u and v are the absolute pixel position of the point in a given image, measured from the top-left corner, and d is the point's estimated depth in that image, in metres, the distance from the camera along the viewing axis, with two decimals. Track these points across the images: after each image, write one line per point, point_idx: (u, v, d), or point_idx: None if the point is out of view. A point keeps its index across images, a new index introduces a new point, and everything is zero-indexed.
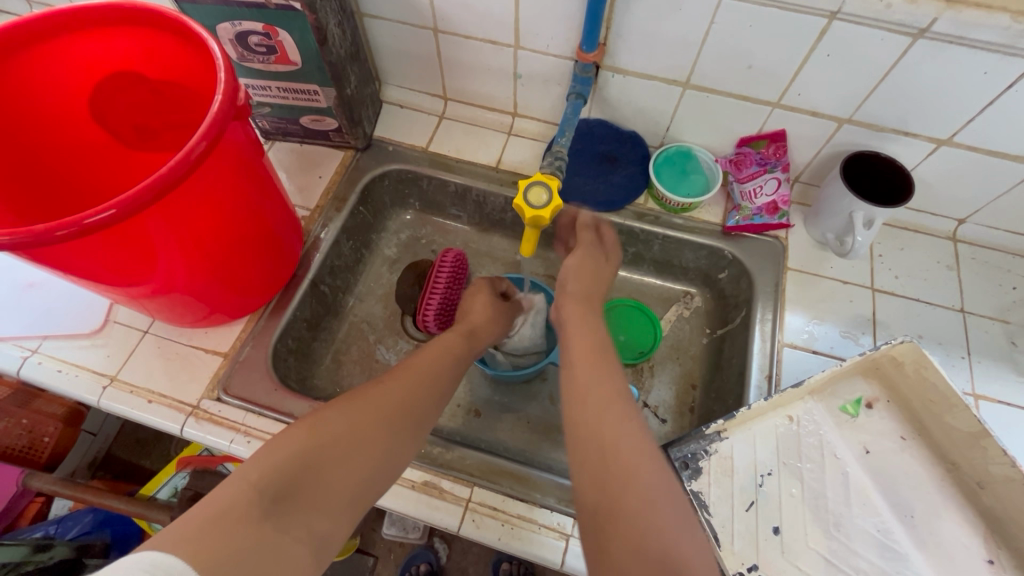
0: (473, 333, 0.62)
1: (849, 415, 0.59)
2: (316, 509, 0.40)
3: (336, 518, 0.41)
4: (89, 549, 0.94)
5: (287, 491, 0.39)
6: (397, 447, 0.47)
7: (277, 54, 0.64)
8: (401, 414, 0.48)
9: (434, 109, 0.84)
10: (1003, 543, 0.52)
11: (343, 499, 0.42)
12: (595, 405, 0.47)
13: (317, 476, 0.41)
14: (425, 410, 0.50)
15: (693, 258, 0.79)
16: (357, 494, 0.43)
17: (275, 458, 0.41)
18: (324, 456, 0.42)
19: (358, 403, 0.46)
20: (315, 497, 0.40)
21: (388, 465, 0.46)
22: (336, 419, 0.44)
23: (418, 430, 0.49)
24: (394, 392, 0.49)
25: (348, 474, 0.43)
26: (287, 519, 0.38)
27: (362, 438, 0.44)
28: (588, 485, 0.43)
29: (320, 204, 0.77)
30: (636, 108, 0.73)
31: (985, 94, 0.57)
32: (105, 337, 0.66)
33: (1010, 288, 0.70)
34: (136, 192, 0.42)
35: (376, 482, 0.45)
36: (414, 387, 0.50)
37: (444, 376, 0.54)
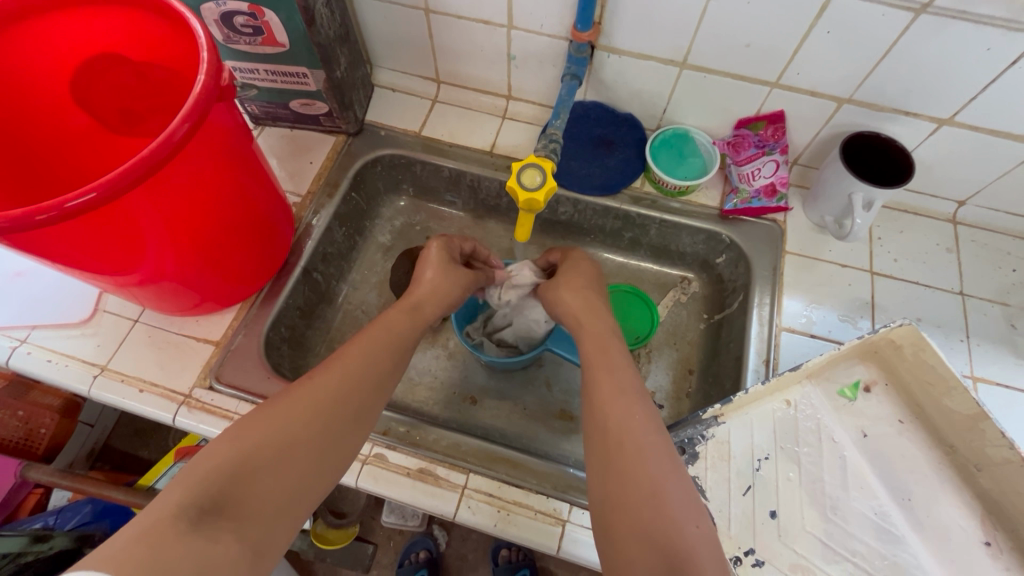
0: (418, 307, 0.59)
1: (847, 399, 0.59)
2: (253, 516, 0.37)
3: (276, 524, 0.39)
4: (88, 538, 0.94)
5: (218, 501, 0.36)
6: (337, 443, 0.44)
7: (263, 35, 0.62)
8: (338, 408, 0.45)
9: (427, 92, 0.82)
10: (1000, 525, 0.52)
11: (282, 503, 0.39)
12: (608, 389, 0.47)
13: (250, 482, 0.38)
14: (366, 401, 0.47)
15: (690, 242, 0.78)
16: (298, 496, 0.41)
17: (203, 467, 0.38)
18: (256, 462, 0.39)
19: (291, 402, 0.43)
20: (252, 503, 0.38)
21: (329, 463, 0.43)
22: (265, 422, 0.41)
23: (359, 423, 0.46)
24: (329, 386, 0.46)
25: (285, 477, 0.40)
26: (221, 529, 0.35)
27: (297, 438, 0.42)
28: (600, 470, 0.43)
29: (311, 189, 0.76)
30: (632, 90, 0.72)
31: (988, 71, 0.56)
32: (96, 326, 0.65)
33: (1010, 270, 0.70)
34: (119, 173, 0.41)
35: (319, 481, 0.42)
36: (349, 378, 0.47)
37: (388, 364, 0.51)
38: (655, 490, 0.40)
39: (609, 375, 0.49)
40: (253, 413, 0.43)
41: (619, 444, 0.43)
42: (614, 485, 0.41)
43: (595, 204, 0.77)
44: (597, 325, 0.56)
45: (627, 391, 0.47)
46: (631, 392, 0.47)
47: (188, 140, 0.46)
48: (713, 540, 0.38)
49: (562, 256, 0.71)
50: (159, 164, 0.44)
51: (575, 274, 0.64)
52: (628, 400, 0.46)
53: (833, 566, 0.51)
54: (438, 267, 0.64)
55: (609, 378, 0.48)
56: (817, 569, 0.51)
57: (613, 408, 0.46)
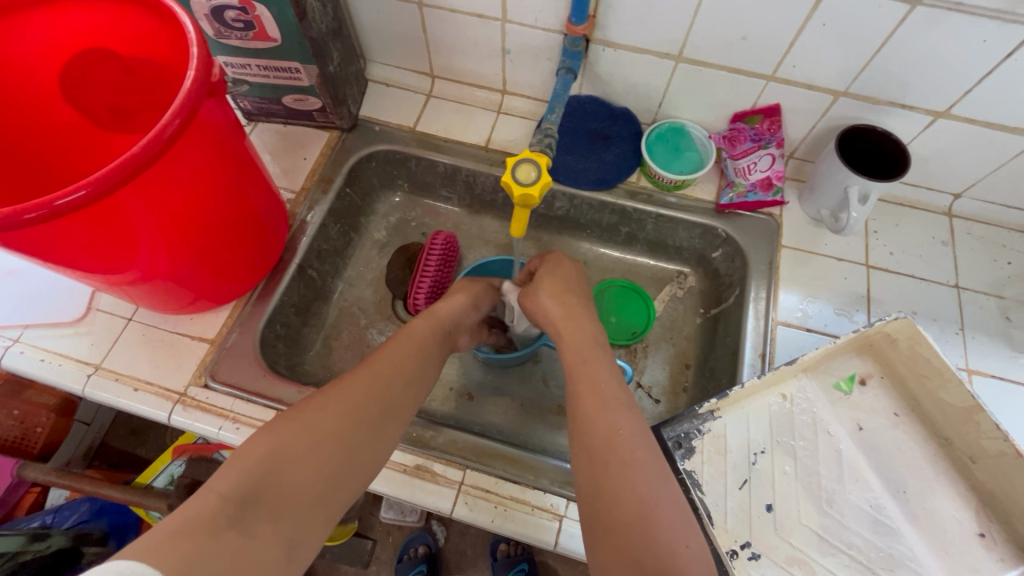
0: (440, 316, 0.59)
1: (842, 393, 0.59)
2: (290, 511, 0.38)
3: (312, 520, 0.39)
4: (87, 537, 0.94)
5: (257, 495, 0.37)
6: (371, 443, 0.44)
7: (255, 30, 0.61)
8: (372, 408, 0.45)
9: (421, 87, 0.81)
10: (994, 517, 0.53)
11: (319, 499, 0.40)
12: (593, 407, 0.46)
13: (287, 477, 0.39)
14: (398, 402, 0.48)
15: (686, 237, 0.78)
16: (335, 493, 0.41)
17: (241, 463, 0.38)
18: (294, 458, 0.40)
19: (325, 402, 0.44)
20: (288, 499, 0.38)
21: (364, 462, 0.43)
22: (301, 420, 0.42)
23: (392, 423, 0.47)
24: (362, 386, 0.46)
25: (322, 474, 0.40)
26: (258, 524, 0.36)
27: (333, 436, 0.42)
28: (591, 488, 0.43)
29: (305, 185, 0.75)
30: (628, 84, 0.71)
31: (984, 63, 0.55)
32: (89, 325, 0.64)
33: (1005, 263, 0.70)
34: (109, 170, 0.41)
35: (355, 480, 0.43)
36: (384, 378, 0.48)
37: (418, 367, 0.52)
38: (644, 514, 0.40)
39: (592, 391, 0.48)
40: (288, 413, 0.43)
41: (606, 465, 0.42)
42: (604, 508, 0.41)
43: (591, 199, 0.77)
44: (580, 335, 0.54)
45: (614, 409, 0.46)
46: (618, 409, 0.46)
47: (178, 137, 0.46)
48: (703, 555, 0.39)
49: (540, 261, 0.66)
50: (150, 162, 0.44)
51: (553, 279, 0.61)
52: (615, 417, 0.45)
53: (829, 559, 0.51)
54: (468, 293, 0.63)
55: (593, 395, 0.47)
56: (813, 562, 0.51)
57: (599, 428, 0.45)
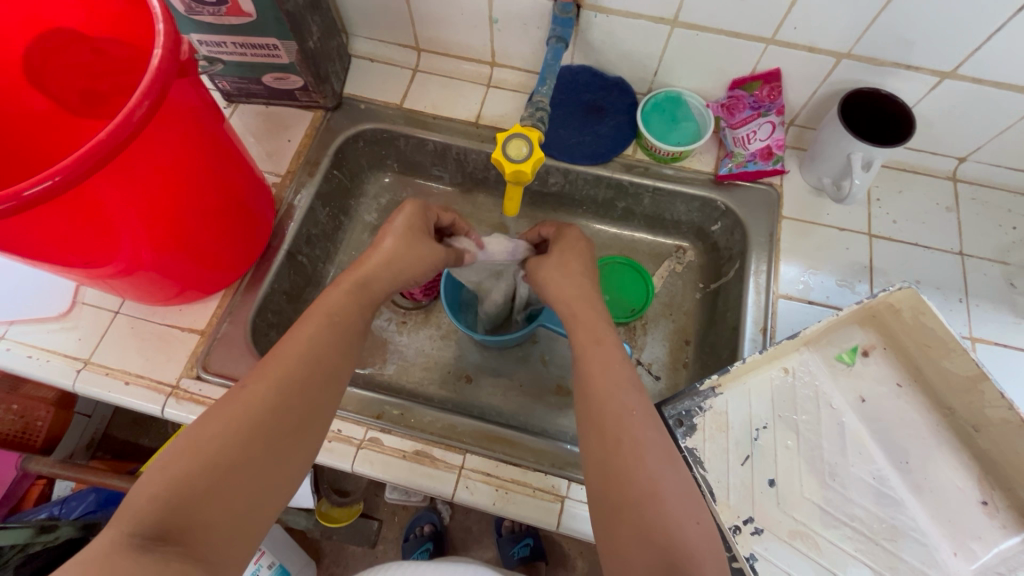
0: (365, 282, 0.51)
1: (845, 364, 0.58)
2: (213, 528, 0.37)
3: (238, 530, 0.38)
4: (95, 527, 0.94)
5: (168, 527, 0.35)
6: (287, 445, 0.42)
7: (228, 5, 0.58)
8: (285, 408, 0.42)
9: (407, 61, 0.78)
10: (997, 485, 0.52)
11: (241, 513, 0.38)
12: (631, 446, 0.41)
13: (194, 507, 0.36)
14: (314, 402, 0.44)
15: (685, 210, 0.76)
16: (260, 501, 0.40)
17: (148, 495, 0.36)
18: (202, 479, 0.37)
19: (227, 413, 0.40)
20: (206, 519, 0.37)
21: (281, 472, 0.41)
22: (207, 434, 0.39)
23: (307, 428, 0.43)
24: (268, 394, 0.42)
25: (240, 488, 0.39)
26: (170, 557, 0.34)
27: (243, 449, 0.39)
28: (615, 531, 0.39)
29: (291, 169, 0.73)
30: (622, 52, 0.69)
31: (995, 18, 0.53)
32: (76, 319, 0.63)
33: (1010, 228, 0.68)
34: (75, 158, 0.39)
35: (274, 494, 0.41)
36: (293, 380, 0.43)
37: (338, 358, 0.46)
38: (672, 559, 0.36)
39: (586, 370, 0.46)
40: (191, 431, 0.40)
41: (640, 498, 0.39)
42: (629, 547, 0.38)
43: (586, 173, 0.75)
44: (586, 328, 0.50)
45: (649, 446, 0.41)
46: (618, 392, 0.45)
47: (150, 120, 0.44)
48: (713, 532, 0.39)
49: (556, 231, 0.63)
50: (119, 147, 0.41)
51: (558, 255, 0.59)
52: (624, 397, 0.44)
53: (832, 531, 0.51)
54: (400, 236, 0.55)
55: (591, 373, 0.46)
56: (816, 535, 0.51)
57: (610, 412, 0.43)
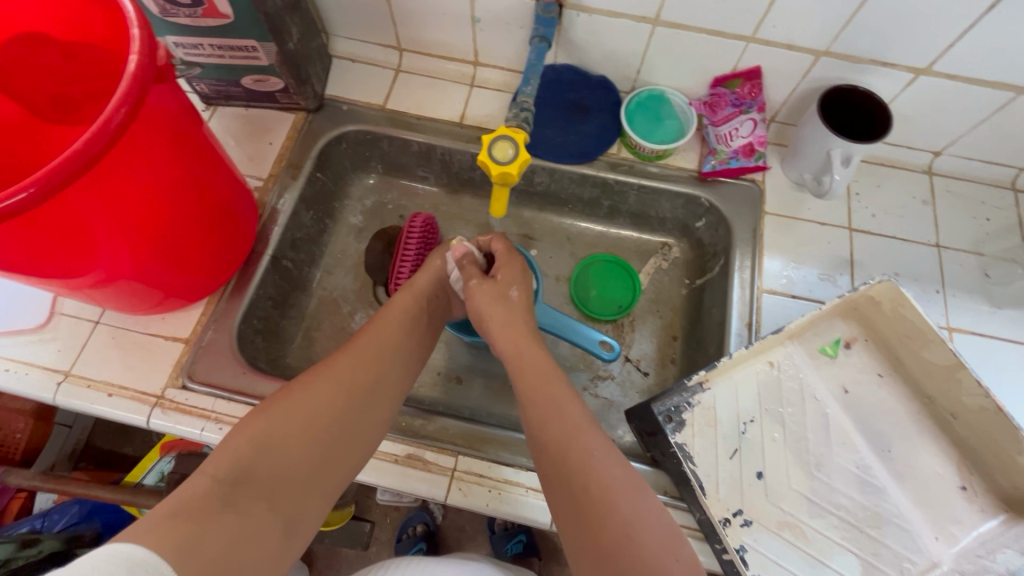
0: (411, 285, 0.60)
1: (828, 356, 0.60)
2: (285, 492, 0.41)
3: (306, 499, 0.42)
4: (79, 539, 0.92)
5: (255, 472, 0.40)
6: (361, 417, 0.48)
7: (204, 7, 0.57)
8: (353, 396, 0.48)
9: (390, 61, 0.78)
10: (975, 470, 0.54)
11: (317, 470, 0.43)
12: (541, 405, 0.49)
13: (278, 458, 0.42)
14: (381, 383, 0.50)
15: (669, 207, 0.77)
16: (332, 464, 0.45)
17: (236, 447, 0.41)
18: (282, 447, 0.42)
19: (312, 383, 0.47)
20: (281, 481, 0.41)
21: (354, 440, 0.47)
22: (287, 408, 0.44)
23: (377, 404, 0.49)
24: (345, 370, 0.49)
25: (319, 446, 0.44)
26: (254, 500, 0.39)
27: (317, 425, 0.44)
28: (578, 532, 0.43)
29: (273, 172, 0.72)
30: (605, 51, 0.69)
31: (968, 15, 0.54)
32: (53, 331, 0.61)
33: (984, 219, 0.70)
34: (53, 167, 0.38)
35: (346, 460, 0.46)
36: (365, 363, 0.50)
37: (401, 347, 0.54)
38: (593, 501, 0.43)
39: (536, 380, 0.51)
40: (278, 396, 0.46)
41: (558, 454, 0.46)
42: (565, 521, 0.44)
43: (572, 172, 0.75)
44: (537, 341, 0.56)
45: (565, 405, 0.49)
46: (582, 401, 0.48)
47: (127, 128, 0.43)
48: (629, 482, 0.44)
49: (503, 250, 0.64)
50: (98, 156, 0.41)
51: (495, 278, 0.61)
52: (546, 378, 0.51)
53: (818, 520, 0.53)
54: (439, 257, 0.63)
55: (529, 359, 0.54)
56: (803, 525, 0.53)
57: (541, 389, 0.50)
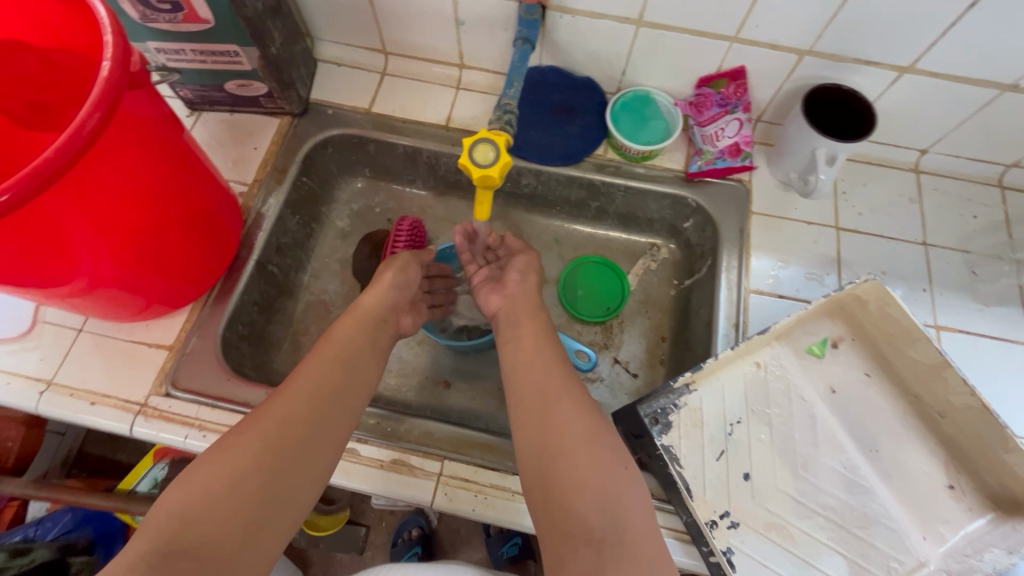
0: (359, 305, 0.58)
1: (815, 356, 0.59)
2: (225, 551, 0.39)
3: (254, 551, 0.40)
4: (71, 548, 0.92)
5: (186, 539, 0.38)
6: (304, 453, 0.45)
7: (184, 11, 0.57)
8: (291, 435, 0.45)
9: (375, 65, 0.77)
10: (962, 468, 0.54)
11: (259, 520, 0.41)
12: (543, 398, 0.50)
13: (211, 517, 0.39)
14: (326, 413, 0.47)
15: (657, 208, 0.76)
16: (278, 509, 0.42)
17: (165, 513, 0.39)
18: (212, 505, 0.40)
19: (247, 428, 0.44)
20: (216, 541, 0.39)
21: (299, 479, 0.44)
22: (221, 461, 0.42)
23: (324, 436, 0.46)
24: (283, 408, 0.46)
25: (259, 495, 0.41)
26: (187, 569, 0.37)
27: (251, 476, 0.42)
28: (553, 524, 0.43)
29: (258, 177, 0.71)
30: (589, 52, 0.69)
31: (950, 12, 0.54)
32: (36, 339, 0.61)
33: (971, 217, 0.70)
34: (24, 175, 0.38)
35: (293, 501, 0.43)
36: (306, 394, 0.47)
37: (346, 370, 0.51)
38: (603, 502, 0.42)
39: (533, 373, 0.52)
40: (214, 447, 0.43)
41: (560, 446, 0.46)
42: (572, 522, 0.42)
43: (558, 174, 0.75)
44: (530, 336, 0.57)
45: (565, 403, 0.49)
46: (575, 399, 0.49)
47: (101, 134, 0.42)
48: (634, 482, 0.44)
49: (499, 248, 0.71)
50: (70, 163, 0.40)
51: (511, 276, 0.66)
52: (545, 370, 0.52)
53: (806, 521, 0.52)
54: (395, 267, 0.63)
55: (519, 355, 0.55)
56: (791, 526, 0.52)
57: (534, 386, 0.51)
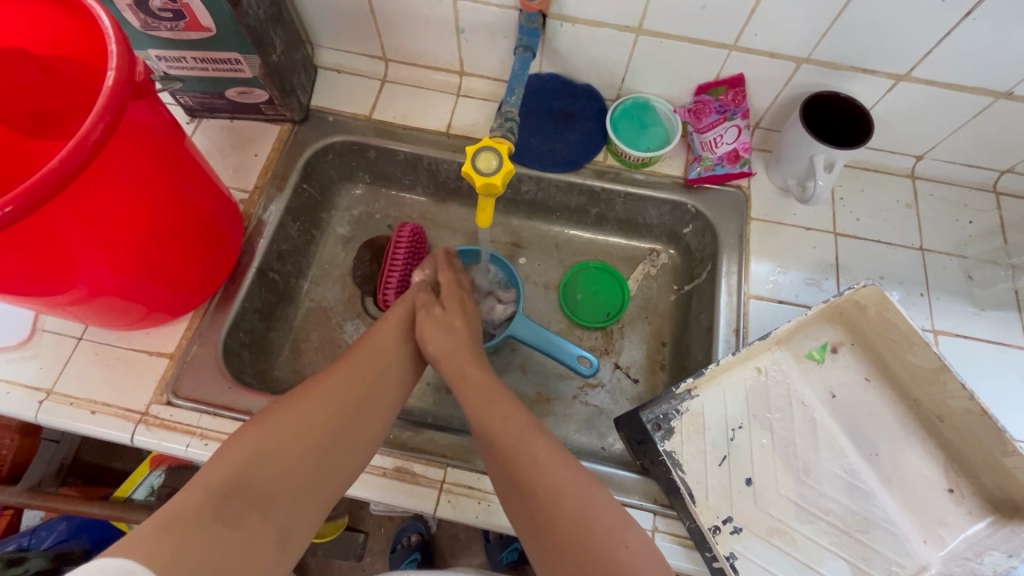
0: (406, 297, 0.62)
1: (815, 361, 0.60)
2: (282, 501, 0.43)
3: (298, 508, 0.44)
4: (68, 556, 0.91)
5: (246, 484, 0.42)
6: (356, 427, 0.50)
7: (186, 20, 0.57)
8: (346, 407, 0.49)
9: (375, 72, 0.78)
10: (962, 471, 0.54)
11: (313, 478, 0.46)
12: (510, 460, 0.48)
13: (272, 468, 0.43)
14: (376, 395, 0.52)
15: (656, 214, 0.77)
16: (329, 472, 0.47)
17: (230, 458, 0.43)
18: (269, 459, 0.44)
19: (309, 395, 0.49)
20: (275, 490, 0.43)
21: (350, 447, 0.49)
22: (284, 420, 0.46)
23: (372, 414, 0.51)
24: (339, 383, 0.51)
25: (317, 454, 0.46)
26: (247, 515, 0.40)
27: (312, 437, 0.46)
28: (550, 564, 0.45)
29: (258, 184, 0.71)
30: (589, 60, 0.69)
31: (944, 22, 0.55)
32: (35, 347, 0.61)
33: (967, 222, 0.71)
34: (30, 185, 0.38)
35: (343, 467, 0.48)
36: (358, 374, 0.52)
37: (394, 357, 0.56)
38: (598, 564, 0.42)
39: (489, 420, 0.51)
40: (275, 407, 0.48)
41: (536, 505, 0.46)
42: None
43: (558, 181, 0.75)
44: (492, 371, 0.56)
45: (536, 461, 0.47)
46: (536, 458, 0.47)
47: (105, 143, 0.42)
48: (633, 536, 0.44)
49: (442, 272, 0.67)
50: (75, 173, 0.40)
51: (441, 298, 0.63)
52: (502, 422, 0.50)
53: (808, 526, 0.53)
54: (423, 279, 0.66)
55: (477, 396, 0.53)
56: (793, 531, 0.53)
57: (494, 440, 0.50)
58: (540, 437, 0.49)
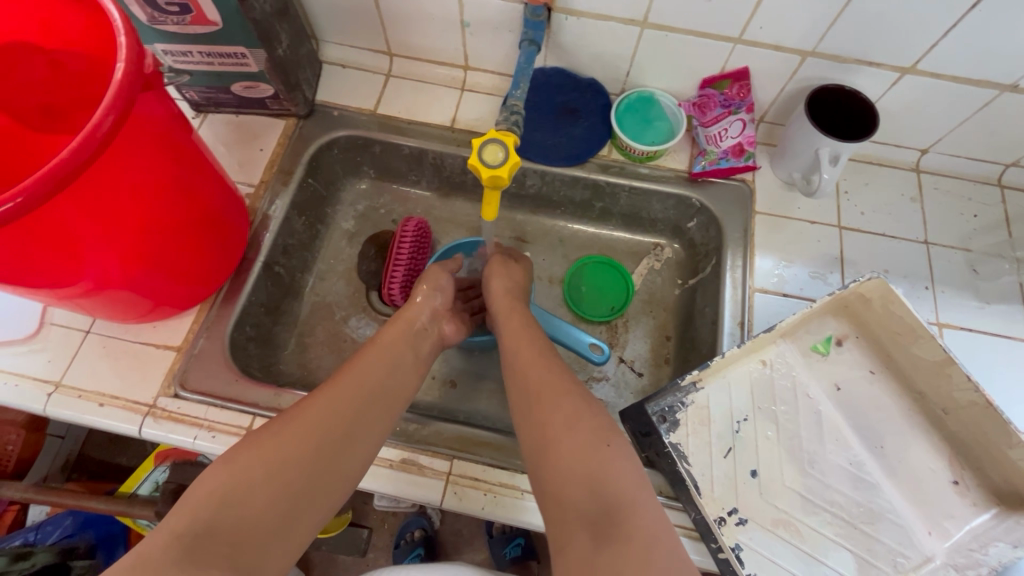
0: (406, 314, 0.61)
1: (820, 354, 0.60)
2: (254, 540, 0.40)
3: (278, 544, 0.41)
4: (73, 552, 0.91)
5: (215, 525, 0.39)
6: (340, 457, 0.46)
7: (192, 14, 0.57)
8: (331, 435, 0.46)
9: (380, 66, 0.78)
10: (967, 464, 0.55)
11: (290, 514, 0.42)
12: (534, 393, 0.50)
13: (245, 504, 0.41)
14: (365, 420, 0.49)
15: (661, 208, 0.77)
16: (309, 506, 0.43)
17: (201, 496, 0.41)
18: (245, 492, 0.41)
19: (290, 422, 0.46)
20: (246, 529, 0.40)
21: (333, 478, 0.45)
22: (261, 452, 0.43)
23: (359, 442, 0.48)
24: (324, 407, 0.47)
25: (295, 487, 0.43)
26: (215, 558, 0.38)
27: (290, 470, 0.43)
28: (555, 491, 0.43)
29: (264, 178, 0.72)
30: (594, 54, 0.69)
31: (949, 15, 0.55)
32: (44, 341, 0.61)
33: (972, 216, 0.71)
34: (41, 177, 0.38)
35: (325, 499, 0.44)
36: (346, 398, 0.49)
37: (386, 378, 0.53)
38: (596, 485, 0.42)
39: (526, 365, 0.53)
40: (255, 436, 0.45)
41: (544, 432, 0.46)
42: (568, 511, 0.42)
43: (563, 175, 0.75)
44: (529, 342, 0.56)
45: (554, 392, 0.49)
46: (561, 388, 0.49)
47: (115, 136, 0.43)
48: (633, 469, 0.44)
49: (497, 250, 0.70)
50: (85, 165, 0.40)
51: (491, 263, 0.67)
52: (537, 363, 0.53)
53: (813, 518, 0.53)
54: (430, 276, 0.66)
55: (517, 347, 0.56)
56: (798, 522, 0.53)
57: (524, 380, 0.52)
58: (572, 383, 0.50)
